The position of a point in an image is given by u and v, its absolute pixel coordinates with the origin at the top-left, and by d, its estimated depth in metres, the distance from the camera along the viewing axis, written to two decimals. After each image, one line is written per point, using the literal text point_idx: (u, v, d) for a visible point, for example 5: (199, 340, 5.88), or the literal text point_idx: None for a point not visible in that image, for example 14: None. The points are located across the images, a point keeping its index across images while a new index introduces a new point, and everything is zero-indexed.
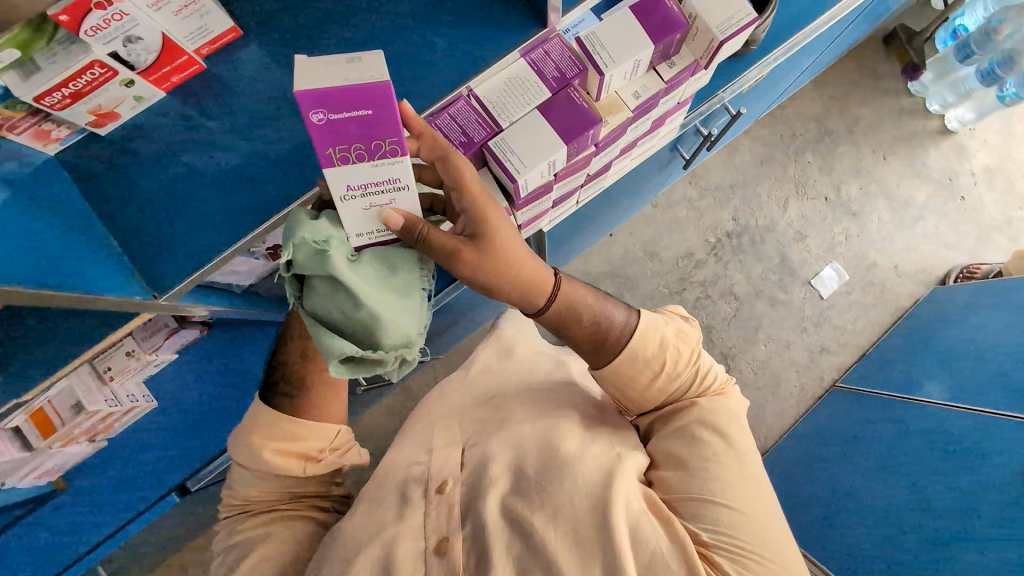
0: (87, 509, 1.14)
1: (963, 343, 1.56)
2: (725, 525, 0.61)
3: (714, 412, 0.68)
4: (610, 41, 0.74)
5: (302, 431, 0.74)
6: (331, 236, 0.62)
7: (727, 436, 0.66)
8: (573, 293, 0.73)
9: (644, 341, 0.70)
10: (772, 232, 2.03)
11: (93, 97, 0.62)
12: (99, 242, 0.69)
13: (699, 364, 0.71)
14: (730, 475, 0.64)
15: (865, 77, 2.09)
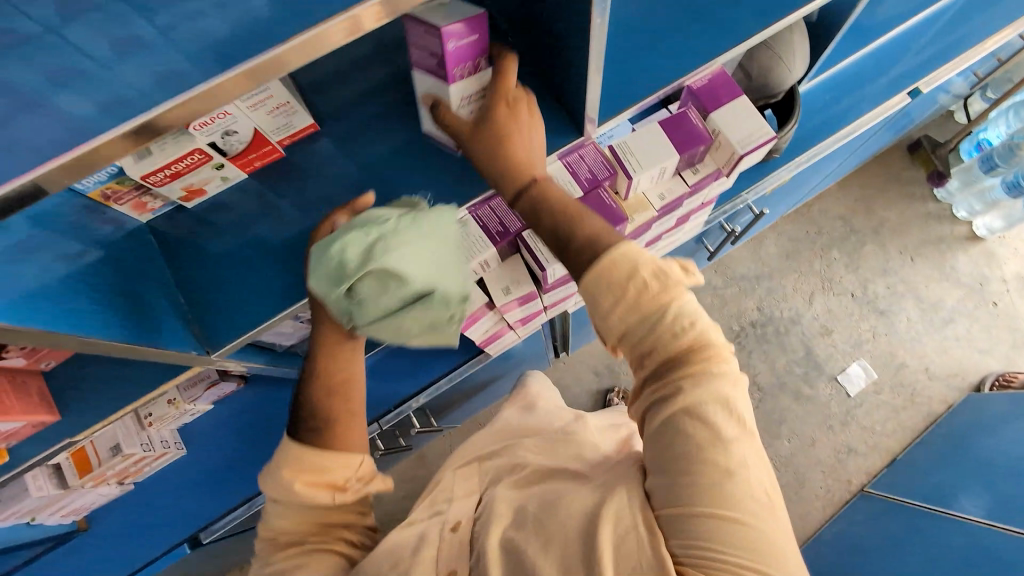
0: (101, 554, 1.15)
1: (1001, 456, 1.50)
2: (711, 539, 0.52)
3: (701, 386, 0.56)
4: (638, 150, 0.83)
5: (326, 463, 0.72)
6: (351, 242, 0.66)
7: (712, 403, 0.55)
8: (548, 200, 0.66)
9: (611, 268, 0.58)
10: (797, 324, 2.03)
11: (188, 177, 0.72)
12: (169, 300, 0.76)
13: (679, 304, 0.57)
14: (723, 480, 0.53)
15: (889, 182, 2.16)
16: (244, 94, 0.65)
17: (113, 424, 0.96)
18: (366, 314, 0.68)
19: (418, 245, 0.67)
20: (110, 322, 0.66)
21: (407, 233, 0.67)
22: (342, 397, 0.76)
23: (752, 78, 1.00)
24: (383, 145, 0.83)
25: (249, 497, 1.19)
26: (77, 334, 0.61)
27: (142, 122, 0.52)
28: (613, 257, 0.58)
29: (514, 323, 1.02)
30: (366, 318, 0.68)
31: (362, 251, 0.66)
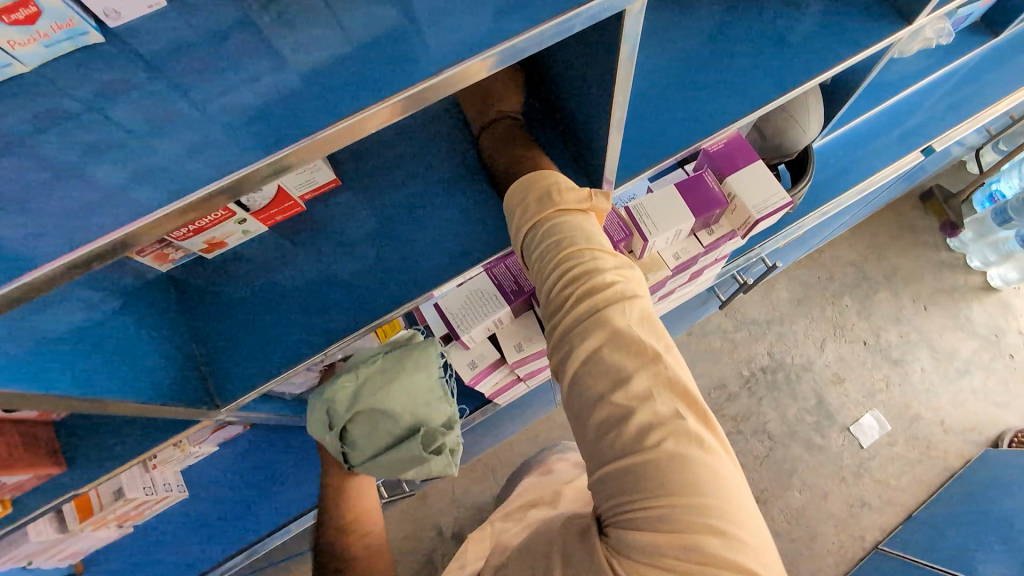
0: None
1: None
2: (631, 477, 0.65)
3: (607, 340, 0.70)
4: (654, 212, 0.83)
5: None
6: (341, 387, 0.86)
7: (603, 338, 0.69)
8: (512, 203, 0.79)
9: (526, 221, 0.76)
10: (808, 371, 2.00)
11: (210, 231, 0.73)
12: (180, 353, 0.77)
13: (579, 266, 0.72)
14: (623, 411, 0.67)
15: (901, 229, 2.15)
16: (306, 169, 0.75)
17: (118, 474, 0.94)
18: (358, 451, 0.86)
19: (391, 392, 0.85)
20: (125, 380, 0.66)
21: (382, 385, 0.85)
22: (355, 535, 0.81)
23: (767, 139, 1.01)
24: (402, 202, 0.85)
25: (246, 545, 1.16)
26: (93, 395, 0.61)
27: (187, 200, 0.50)
28: (522, 213, 0.76)
29: (524, 376, 1.01)
30: (358, 456, 0.86)
31: (347, 394, 0.86)
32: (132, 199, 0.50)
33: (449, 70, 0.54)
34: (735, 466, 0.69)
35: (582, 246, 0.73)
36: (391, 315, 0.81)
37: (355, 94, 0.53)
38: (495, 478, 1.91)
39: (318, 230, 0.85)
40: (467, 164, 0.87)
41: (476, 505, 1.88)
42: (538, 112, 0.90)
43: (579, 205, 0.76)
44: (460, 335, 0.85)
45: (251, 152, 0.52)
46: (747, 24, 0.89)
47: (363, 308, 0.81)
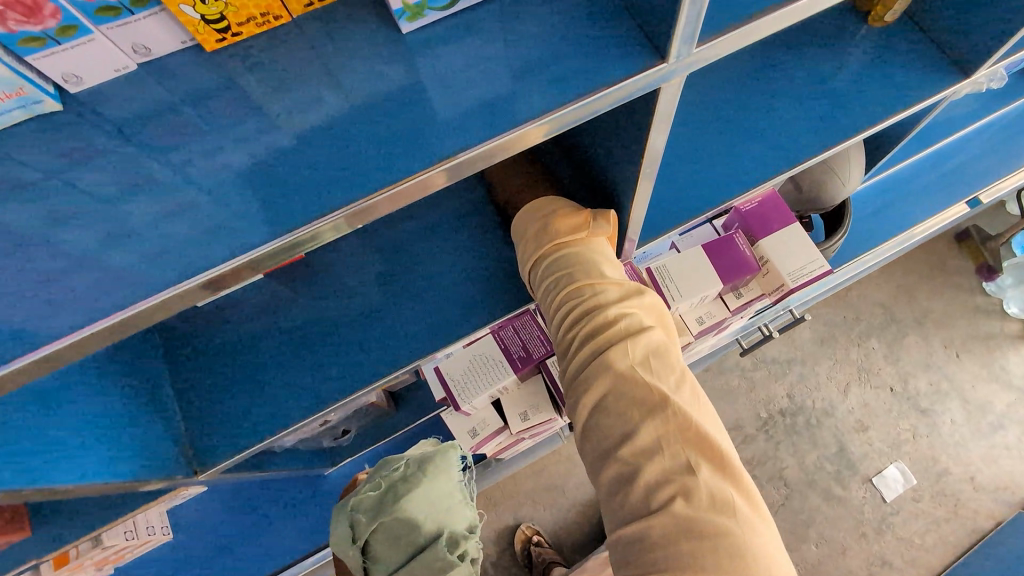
0: None
1: None
2: (637, 546, 0.60)
3: (606, 389, 0.64)
4: (679, 275, 0.76)
5: None
6: (361, 492, 0.66)
7: (605, 385, 0.64)
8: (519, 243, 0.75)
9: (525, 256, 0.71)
10: (830, 417, 1.91)
11: None
12: (157, 413, 0.67)
13: (577, 305, 0.67)
14: (630, 471, 0.62)
15: (935, 269, 2.05)
16: None
17: (100, 534, 0.89)
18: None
19: (416, 488, 0.65)
20: (92, 458, 0.56)
21: (406, 480, 0.66)
22: None
23: (803, 190, 0.94)
24: (406, 252, 0.80)
25: None
26: (53, 483, 0.51)
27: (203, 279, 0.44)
28: (521, 242, 0.71)
29: (529, 435, 0.94)
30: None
31: (364, 499, 0.66)
32: (99, 269, 0.43)
33: (463, 153, 0.47)
34: (768, 530, 0.61)
35: (580, 279, 0.67)
36: (390, 377, 0.75)
37: (350, 160, 0.47)
38: (495, 512, 1.85)
39: (317, 278, 0.80)
40: (478, 211, 0.81)
41: None
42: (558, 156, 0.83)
43: (575, 232, 0.69)
44: (461, 401, 0.79)
45: (240, 226, 0.45)
46: (789, 70, 0.82)
47: (360, 367, 0.75)
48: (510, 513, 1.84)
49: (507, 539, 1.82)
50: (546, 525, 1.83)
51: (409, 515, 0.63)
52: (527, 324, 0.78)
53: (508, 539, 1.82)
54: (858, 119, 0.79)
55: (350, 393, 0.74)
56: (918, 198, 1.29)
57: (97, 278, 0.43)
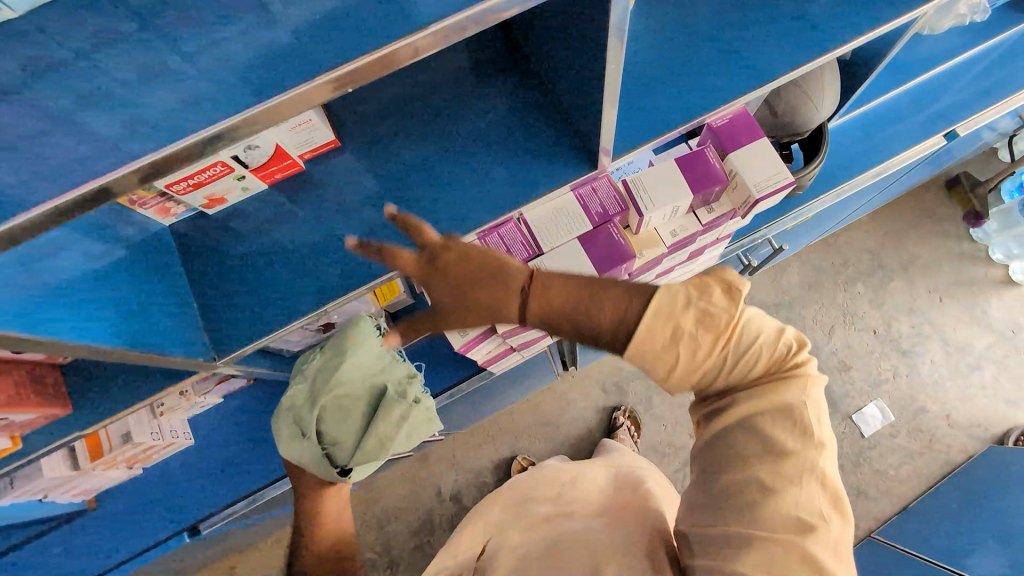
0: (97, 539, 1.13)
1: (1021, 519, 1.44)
2: (738, 563, 0.51)
3: (761, 416, 0.54)
4: (652, 187, 0.82)
5: None
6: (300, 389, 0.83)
7: (760, 415, 0.54)
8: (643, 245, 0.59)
9: (657, 342, 0.54)
10: (814, 357, 1.99)
11: (210, 186, 0.74)
12: (184, 307, 0.77)
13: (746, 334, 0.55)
14: (771, 499, 0.52)
15: (922, 217, 2.10)
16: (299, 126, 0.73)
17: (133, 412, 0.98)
18: (347, 448, 0.81)
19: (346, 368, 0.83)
20: (122, 331, 0.66)
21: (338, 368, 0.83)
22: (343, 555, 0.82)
23: (778, 115, 0.99)
24: (398, 165, 0.83)
25: (247, 495, 1.16)
26: (83, 341, 0.61)
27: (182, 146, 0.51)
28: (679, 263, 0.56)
29: (518, 345, 1.03)
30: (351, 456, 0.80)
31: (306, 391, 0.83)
32: (127, 155, 0.51)
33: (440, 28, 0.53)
34: None
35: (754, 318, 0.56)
36: (384, 279, 0.81)
37: (340, 48, 0.53)
38: (493, 445, 1.97)
39: (315, 189, 0.84)
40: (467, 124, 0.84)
41: (475, 469, 1.94)
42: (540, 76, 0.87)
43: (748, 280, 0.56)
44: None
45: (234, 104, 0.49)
46: None
47: (357, 271, 0.80)
48: (507, 445, 1.96)
49: (505, 469, 1.93)
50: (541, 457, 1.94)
51: (353, 393, 0.83)
52: (512, 229, 0.82)
53: (505, 470, 1.93)
54: (829, 38, 0.82)
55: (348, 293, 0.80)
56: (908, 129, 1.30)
57: (123, 164, 0.51)
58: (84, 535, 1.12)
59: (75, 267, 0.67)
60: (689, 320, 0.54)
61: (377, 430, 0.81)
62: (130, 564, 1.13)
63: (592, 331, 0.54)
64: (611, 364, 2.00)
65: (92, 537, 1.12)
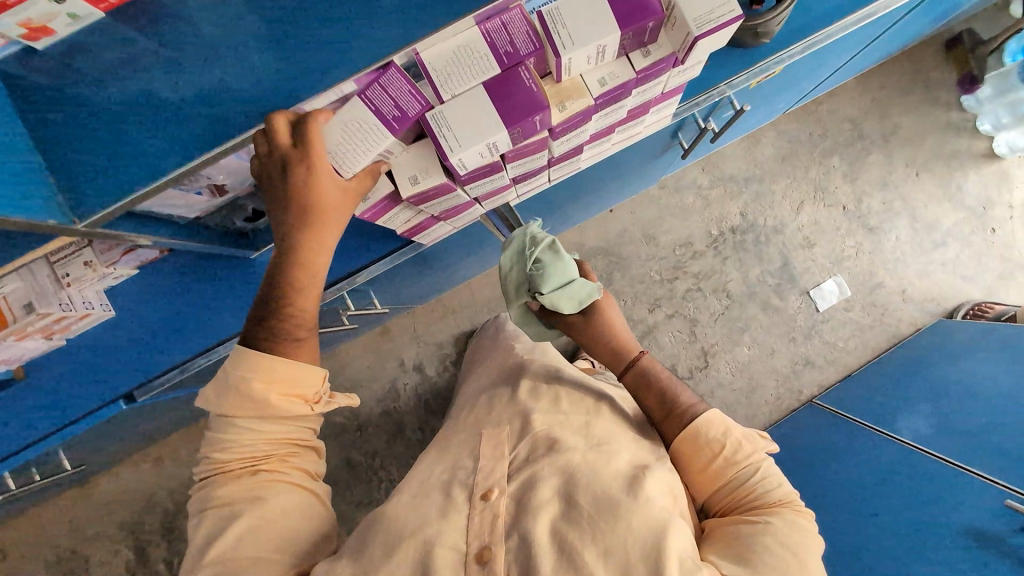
0: (34, 407, 1.15)
1: (957, 387, 1.51)
2: None
3: (794, 529, 0.69)
4: (571, 20, 0.69)
5: (294, 374, 0.82)
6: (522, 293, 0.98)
7: (799, 525, 0.70)
8: (654, 364, 0.89)
9: (710, 432, 0.79)
10: (779, 234, 1.95)
11: (18, 9, 0.58)
12: (24, 168, 0.69)
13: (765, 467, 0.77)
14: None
15: (914, 83, 1.96)
16: None
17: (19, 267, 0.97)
18: (544, 275, 0.91)
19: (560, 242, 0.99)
20: None
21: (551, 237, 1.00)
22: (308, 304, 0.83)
23: None
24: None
25: (187, 360, 1.20)
26: None
27: None
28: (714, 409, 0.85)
29: (439, 214, 0.97)
30: (549, 284, 0.90)
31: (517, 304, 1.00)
32: None
33: None
34: None
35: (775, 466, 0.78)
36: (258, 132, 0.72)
37: None
38: (454, 318, 1.99)
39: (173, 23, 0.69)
40: None
41: (435, 341, 1.97)
42: None
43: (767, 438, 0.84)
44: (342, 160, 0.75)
45: None
46: None
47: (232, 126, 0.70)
48: (468, 320, 1.99)
49: (464, 342, 1.98)
50: None
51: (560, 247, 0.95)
52: (395, 76, 0.70)
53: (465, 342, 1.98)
54: None
55: (213, 148, 0.72)
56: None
57: None
58: (23, 400, 1.14)
59: None
60: (738, 435, 0.79)
61: (569, 275, 0.92)
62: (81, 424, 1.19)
63: (674, 405, 0.84)
64: (571, 239, 1.94)
65: (32, 403, 1.15)
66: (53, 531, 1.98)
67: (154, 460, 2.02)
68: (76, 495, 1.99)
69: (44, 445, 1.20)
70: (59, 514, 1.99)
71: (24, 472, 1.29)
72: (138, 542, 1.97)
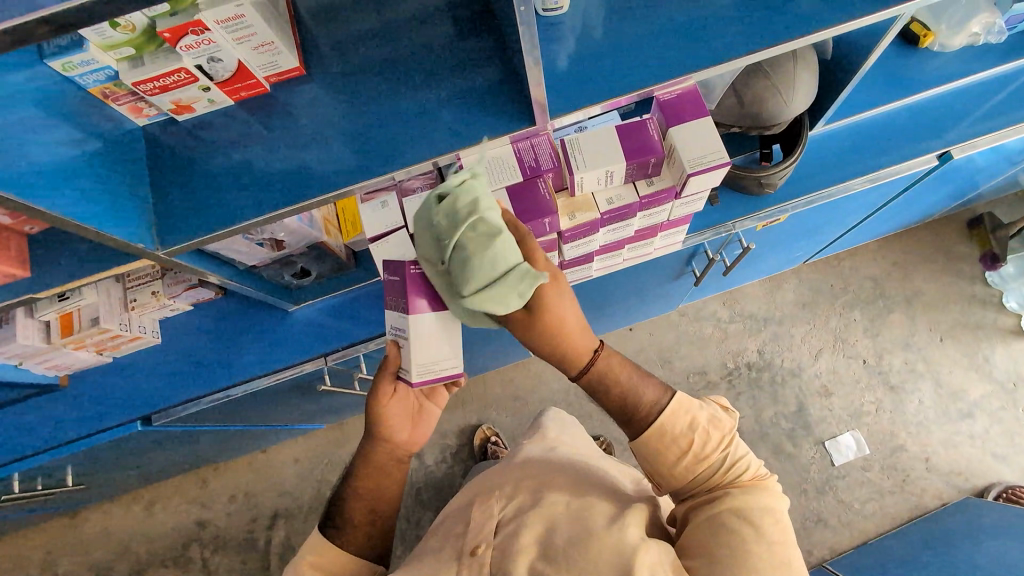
0: (57, 416, 1.23)
1: (986, 573, 1.39)
2: None
3: (750, 502, 0.68)
4: (587, 149, 0.85)
5: (339, 565, 0.79)
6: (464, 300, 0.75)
7: (762, 501, 0.68)
8: (612, 365, 0.74)
9: (677, 425, 0.73)
10: (796, 377, 1.95)
11: (176, 92, 0.82)
12: (136, 199, 0.85)
13: (731, 450, 0.73)
14: (761, 569, 0.64)
15: (936, 253, 2.06)
16: (262, 47, 0.81)
17: (95, 282, 1.10)
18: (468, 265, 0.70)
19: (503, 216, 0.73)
20: (78, 204, 0.74)
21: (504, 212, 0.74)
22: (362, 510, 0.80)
23: (745, 105, 1.01)
24: (357, 98, 0.89)
25: (208, 393, 1.23)
26: (43, 207, 0.69)
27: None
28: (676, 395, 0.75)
29: None
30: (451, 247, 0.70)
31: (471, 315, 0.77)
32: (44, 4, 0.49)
33: None
34: None
35: (737, 442, 0.74)
36: (320, 199, 0.85)
37: None
38: (463, 409, 2.03)
39: (279, 111, 0.90)
40: (426, 69, 0.88)
41: (440, 430, 1.99)
42: (486, 22, 0.90)
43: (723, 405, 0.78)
44: (418, 383, 0.81)
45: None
46: None
47: (300, 188, 0.86)
48: (475, 413, 2.02)
49: (469, 434, 2.00)
50: (505, 429, 2.00)
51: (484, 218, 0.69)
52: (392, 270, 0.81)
53: (470, 435, 1.99)
54: (787, 29, 0.83)
55: (285, 206, 0.85)
56: (942, 134, 1.22)
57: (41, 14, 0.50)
58: (55, 408, 1.24)
59: (49, 151, 0.74)
60: (703, 423, 0.74)
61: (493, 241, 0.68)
62: (86, 443, 1.22)
63: (638, 408, 0.74)
64: None
65: (60, 411, 1.24)
66: (30, 559, 1.98)
67: (143, 504, 2.04)
68: (62, 526, 2.01)
69: (44, 457, 1.23)
70: (40, 544, 2.00)
71: (28, 480, 1.35)
72: None
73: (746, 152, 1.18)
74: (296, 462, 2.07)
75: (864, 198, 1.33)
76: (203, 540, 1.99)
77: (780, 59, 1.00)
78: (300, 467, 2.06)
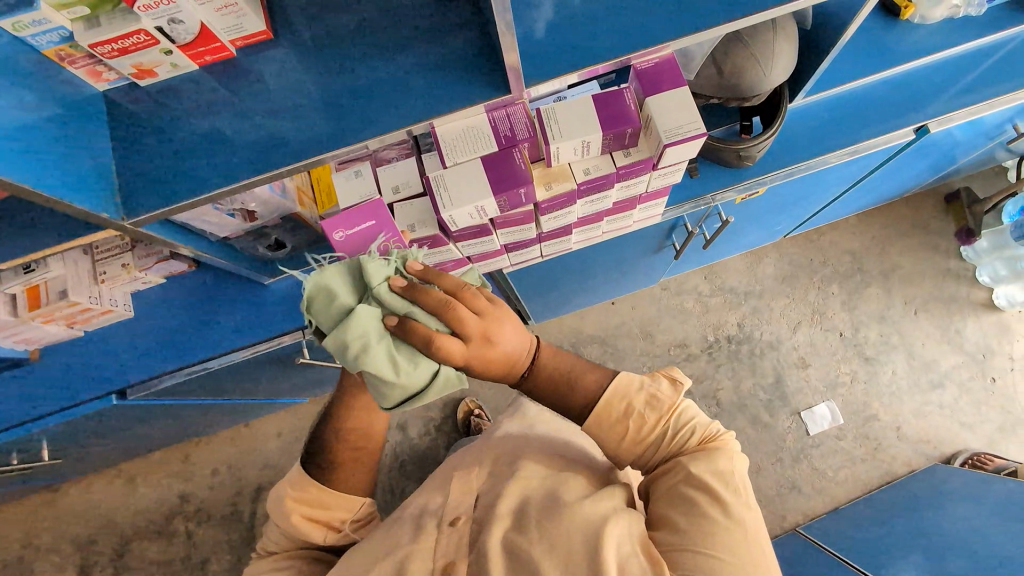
0: (27, 394, 1.21)
1: (948, 536, 1.45)
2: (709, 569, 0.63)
3: (702, 469, 0.70)
4: (564, 118, 0.84)
5: (329, 501, 0.79)
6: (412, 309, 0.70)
7: (710, 466, 0.70)
8: (546, 359, 0.76)
9: (614, 411, 0.75)
10: (774, 349, 1.98)
11: (136, 55, 0.78)
12: (96, 168, 0.82)
13: (674, 423, 0.75)
14: (722, 536, 0.65)
15: (914, 228, 2.08)
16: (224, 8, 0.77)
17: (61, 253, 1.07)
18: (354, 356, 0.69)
19: (396, 292, 0.71)
20: (32, 170, 0.71)
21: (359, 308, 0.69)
22: (345, 443, 0.80)
23: (724, 75, 1.00)
24: (327, 64, 0.86)
25: (186, 365, 1.22)
26: None
27: None
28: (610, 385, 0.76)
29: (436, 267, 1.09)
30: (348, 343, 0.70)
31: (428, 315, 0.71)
32: None
33: None
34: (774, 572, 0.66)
35: (677, 413, 0.76)
36: (291, 169, 0.83)
37: None
38: None
39: (245, 77, 0.87)
40: (397, 34, 0.85)
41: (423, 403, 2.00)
42: None
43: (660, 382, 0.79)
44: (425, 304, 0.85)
45: None
46: None
47: (270, 159, 0.84)
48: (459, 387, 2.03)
49: (452, 408, 2.01)
50: (488, 402, 2.01)
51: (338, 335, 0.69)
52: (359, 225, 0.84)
53: (453, 408, 2.01)
54: None
55: (253, 176, 0.83)
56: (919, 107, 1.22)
57: None
58: (27, 383, 1.22)
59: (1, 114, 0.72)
60: (641, 404, 0.76)
61: (393, 375, 0.69)
62: (58, 417, 1.21)
63: (570, 398, 0.76)
64: (571, 324, 2.02)
65: (32, 385, 1.22)
66: (13, 532, 1.98)
67: (127, 477, 2.04)
68: (44, 500, 2.01)
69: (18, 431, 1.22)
70: (22, 518, 2.00)
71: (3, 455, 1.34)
72: (87, 560, 1.96)
73: (726, 124, 1.17)
74: (280, 436, 2.07)
75: (844, 171, 1.34)
76: (186, 513, 2.00)
77: (759, 28, 0.98)
78: (283, 441, 2.06)
